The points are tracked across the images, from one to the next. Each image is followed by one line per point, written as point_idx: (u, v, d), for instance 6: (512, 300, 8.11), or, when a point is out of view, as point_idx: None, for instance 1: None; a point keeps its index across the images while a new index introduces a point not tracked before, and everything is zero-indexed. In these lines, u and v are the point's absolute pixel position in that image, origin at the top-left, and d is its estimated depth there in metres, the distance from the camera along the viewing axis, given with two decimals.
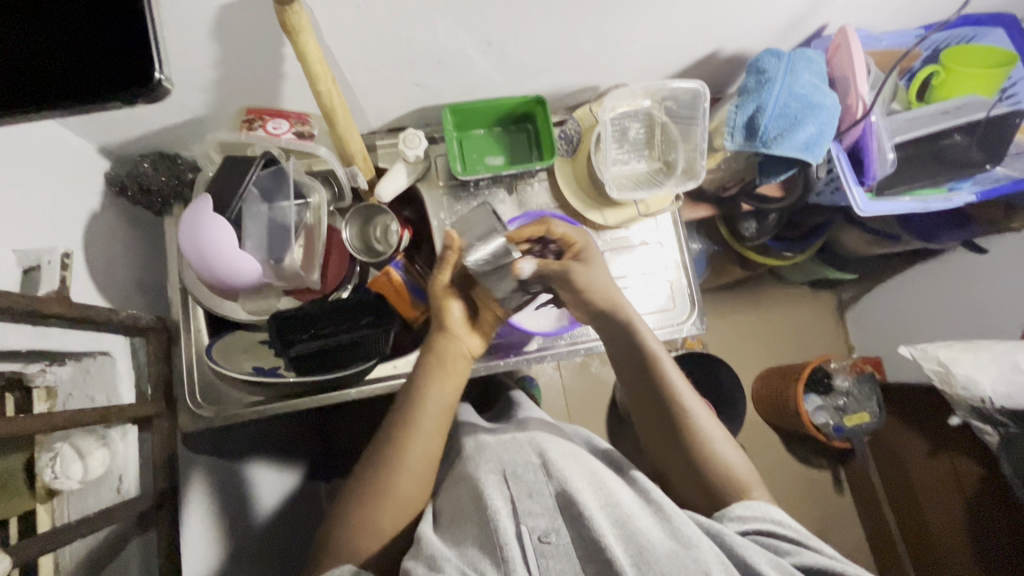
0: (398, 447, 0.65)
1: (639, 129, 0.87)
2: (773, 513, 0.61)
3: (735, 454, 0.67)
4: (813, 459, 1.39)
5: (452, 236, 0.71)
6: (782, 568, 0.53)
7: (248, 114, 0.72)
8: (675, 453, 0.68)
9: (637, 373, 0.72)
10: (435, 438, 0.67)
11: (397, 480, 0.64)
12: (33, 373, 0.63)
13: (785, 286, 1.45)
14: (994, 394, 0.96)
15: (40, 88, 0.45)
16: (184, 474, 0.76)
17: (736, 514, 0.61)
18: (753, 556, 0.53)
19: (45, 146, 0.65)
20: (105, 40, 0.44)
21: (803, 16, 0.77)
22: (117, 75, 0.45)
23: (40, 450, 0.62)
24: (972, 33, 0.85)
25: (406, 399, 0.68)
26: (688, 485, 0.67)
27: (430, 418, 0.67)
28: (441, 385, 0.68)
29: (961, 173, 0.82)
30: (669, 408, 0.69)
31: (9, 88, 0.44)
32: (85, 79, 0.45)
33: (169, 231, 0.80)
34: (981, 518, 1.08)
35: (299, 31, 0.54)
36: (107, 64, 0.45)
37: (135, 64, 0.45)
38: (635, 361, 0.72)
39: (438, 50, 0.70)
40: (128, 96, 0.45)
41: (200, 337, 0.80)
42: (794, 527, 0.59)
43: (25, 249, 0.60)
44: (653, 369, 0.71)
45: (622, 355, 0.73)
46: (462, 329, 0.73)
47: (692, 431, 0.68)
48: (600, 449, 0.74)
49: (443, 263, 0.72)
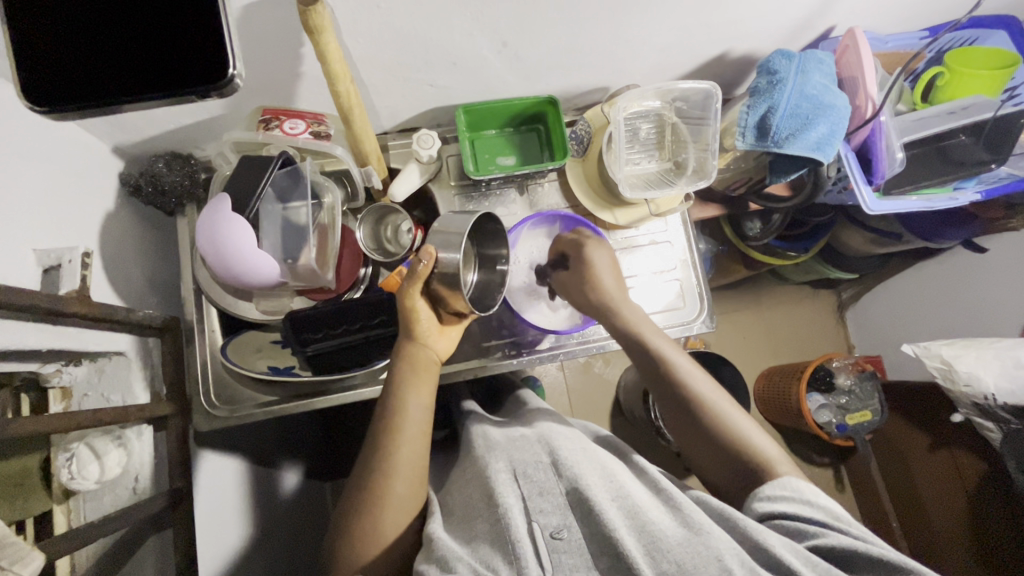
0: (386, 452, 0.65)
1: (650, 129, 0.88)
2: (805, 494, 0.59)
3: (766, 439, 0.66)
4: (814, 457, 1.40)
5: (429, 251, 0.66)
6: (794, 551, 0.52)
7: (264, 113, 0.73)
8: (711, 452, 0.67)
9: (694, 434, 0.69)
10: (420, 439, 0.67)
11: (394, 488, 0.63)
12: (48, 374, 0.64)
13: (786, 285, 1.47)
14: (997, 391, 0.97)
15: (120, 83, 0.48)
16: (199, 476, 0.76)
17: (765, 495, 0.60)
18: (769, 540, 0.53)
19: (63, 144, 0.65)
20: (183, 41, 0.48)
21: (813, 17, 0.78)
22: (194, 73, 0.48)
23: (57, 451, 0.63)
24: (975, 35, 0.87)
25: (386, 409, 0.68)
26: (713, 466, 0.68)
27: (413, 421, 0.67)
28: (420, 391, 0.69)
29: (965, 172, 0.84)
30: (678, 392, 0.70)
31: (93, 85, 0.48)
32: (163, 75, 0.48)
33: (183, 231, 0.80)
34: (980, 513, 1.09)
35: (322, 31, 0.54)
36: (186, 63, 0.48)
37: (211, 62, 0.48)
38: (667, 386, 0.71)
39: (454, 50, 0.70)
40: (199, 92, 0.48)
41: (213, 337, 0.80)
42: (826, 508, 0.57)
43: (46, 248, 0.60)
44: (657, 359, 0.72)
45: (681, 423, 0.70)
46: (430, 333, 0.72)
47: (704, 410, 0.69)
48: (597, 435, 0.78)
49: (412, 276, 0.67)
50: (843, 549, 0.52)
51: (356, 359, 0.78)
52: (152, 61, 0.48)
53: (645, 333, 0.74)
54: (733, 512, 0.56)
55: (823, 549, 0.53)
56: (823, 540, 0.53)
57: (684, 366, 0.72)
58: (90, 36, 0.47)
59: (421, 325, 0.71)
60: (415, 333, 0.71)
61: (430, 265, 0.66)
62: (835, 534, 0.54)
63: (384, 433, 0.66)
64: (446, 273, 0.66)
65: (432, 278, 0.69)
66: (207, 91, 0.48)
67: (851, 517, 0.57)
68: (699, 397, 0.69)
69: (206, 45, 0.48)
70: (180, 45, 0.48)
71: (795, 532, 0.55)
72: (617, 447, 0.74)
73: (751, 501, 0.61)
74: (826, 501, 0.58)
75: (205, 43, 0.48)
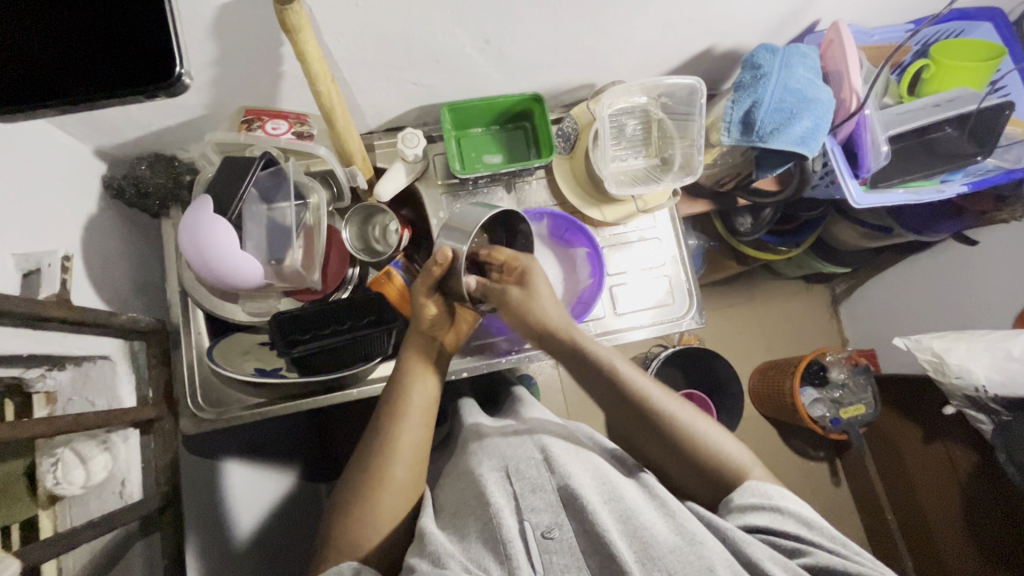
0: (389, 438, 0.64)
1: (636, 125, 0.88)
2: (776, 501, 0.59)
3: (737, 446, 0.66)
4: (809, 452, 1.41)
5: (445, 252, 0.66)
6: (784, 566, 0.52)
7: (246, 114, 0.72)
8: (687, 469, 0.65)
9: (674, 457, 0.65)
10: (424, 427, 0.67)
11: (394, 472, 0.63)
12: (32, 379, 0.62)
13: (779, 281, 1.47)
14: (988, 382, 0.97)
15: (60, 85, 0.45)
16: (188, 479, 0.75)
17: (737, 505, 0.60)
18: (757, 552, 0.53)
19: (42, 148, 0.64)
20: (129, 40, 0.45)
21: (797, 11, 0.78)
22: (138, 72, 0.45)
23: (41, 456, 0.61)
24: (961, 27, 0.87)
25: (391, 395, 0.68)
26: (689, 480, 0.65)
27: (418, 408, 0.67)
28: (426, 378, 0.69)
29: (952, 165, 0.84)
30: (649, 413, 0.66)
31: (34, 82, 0.45)
32: (104, 76, 0.45)
33: (167, 233, 0.79)
34: (975, 504, 1.09)
35: (300, 30, 0.54)
36: (132, 57, 0.45)
37: (158, 58, 0.45)
38: (643, 416, 0.66)
39: (437, 48, 0.70)
40: (148, 91, 0.45)
41: (200, 339, 0.80)
42: (796, 514, 0.58)
43: (25, 253, 0.59)
44: (626, 388, 0.66)
45: (664, 451, 0.66)
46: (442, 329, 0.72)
47: (677, 426, 0.65)
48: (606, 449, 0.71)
49: (427, 275, 0.68)
50: (824, 564, 0.53)
51: (341, 361, 0.77)
52: (92, 61, 0.45)
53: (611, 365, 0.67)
54: (724, 523, 0.56)
55: (811, 566, 0.53)
56: (809, 558, 0.54)
57: (657, 395, 0.67)
58: (28, 26, 0.44)
59: (431, 321, 0.71)
60: (425, 328, 0.71)
61: (444, 265, 0.67)
62: (818, 550, 0.54)
63: (386, 418, 0.66)
64: (460, 268, 0.66)
65: (446, 276, 0.69)
66: (155, 89, 0.45)
67: (821, 521, 0.58)
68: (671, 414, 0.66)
69: (152, 44, 0.44)
70: (128, 40, 0.44)
71: (781, 549, 0.55)
72: (620, 459, 0.69)
73: (725, 511, 0.61)
74: (794, 505, 0.59)
75: (147, 38, 0.44)
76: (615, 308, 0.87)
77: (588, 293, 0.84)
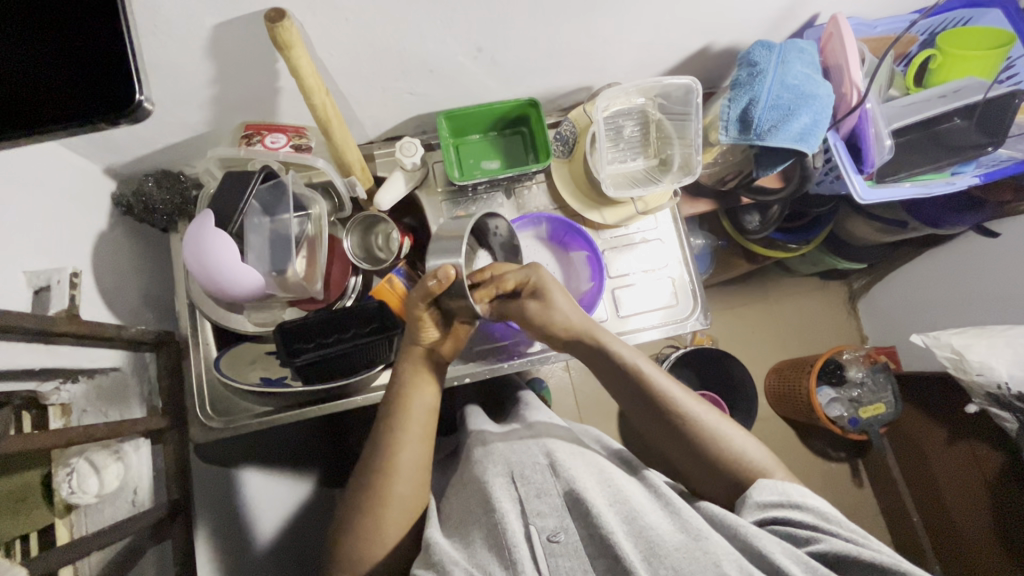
0: (391, 452, 0.65)
1: (634, 127, 0.89)
2: (795, 498, 0.58)
3: (750, 452, 0.64)
4: (830, 453, 1.38)
5: (447, 273, 0.64)
6: (798, 558, 0.51)
7: (246, 129, 0.74)
8: (717, 484, 0.63)
9: (710, 476, 0.63)
10: (426, 439, 0.67)
11: (394, 483, 0.63)
12: (47, 392, 0.63)
13: (794, 278, 1.44)
14: (1010, 379, 0.94)
15: (14, 116, 0.44)
16: (197, 489, 0.77)
17: (754, 501, 0.58)
18: (767, 545, 0.51)
19: (54, 168, 0.67)
20: (86, 69, 0.44)
21: (793, 7, 0.77)
22: (97, 99, 0.44)
23: (56, 466, 0.63)
24: (968, 15, 0.86)
25: (391, 408, 0.68)
26: (699, 475, 0.64)
27: (418, 419, 0.67)
28: (425, 392, 0.69)
29: (963, 156, 0.82)
30: (656, 399, 0.66)
31: None
32: (58, 106, 0.44)
33: (176, 247, 0.82)
34: (1000, 503, 1.06)
35: (291, 46, 0.55)
36: (91, 83, 0.44)
37: (115, 86, 0.44)
38: (680, 433, 0.65)
39: (430, 58, 0.71)
40: (107, 121, 0.44)
41: (208, 350, 0.82)
42: (814, 509, 0.56)
43: (36, 270, 0.62)
44: (650, 389, 0.66)
45: (704, 475, 0.64)
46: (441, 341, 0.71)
47: (697, 427, 0.64)
48: (613, 450, 0.71)
49: (424, 291, 0.66)
50: (837, 551, 0.51)
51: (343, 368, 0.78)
52: (44, 90, 0.44)
53: (650, 378, 0.67)
54: (734, 520, 0.55)
55: (819, 553, 0.52)
56: (821, 546, 0.52)
57: (705, 416, 0.65)
58: None
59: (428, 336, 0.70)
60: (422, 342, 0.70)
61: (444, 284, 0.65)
62: (830, 537, 0.53)
63: (388, 430, 0.66)
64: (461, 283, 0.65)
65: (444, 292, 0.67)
66: (114, 118, 0.44)
67: (841, 518, 0.56)
68: (694, 420, 0.65)
69: (112, 72, 0.44)
70: (83, 60, 0.44)
71: (793, 539, 0.54)
72: (628, 460, 0.69)
73: (742, 508, 0.59)
74: (813, 500, 0.58)
75: (106, 71, 0.44)
76: (619, 310, 0.86)
77: (589, 296, 0.84)
